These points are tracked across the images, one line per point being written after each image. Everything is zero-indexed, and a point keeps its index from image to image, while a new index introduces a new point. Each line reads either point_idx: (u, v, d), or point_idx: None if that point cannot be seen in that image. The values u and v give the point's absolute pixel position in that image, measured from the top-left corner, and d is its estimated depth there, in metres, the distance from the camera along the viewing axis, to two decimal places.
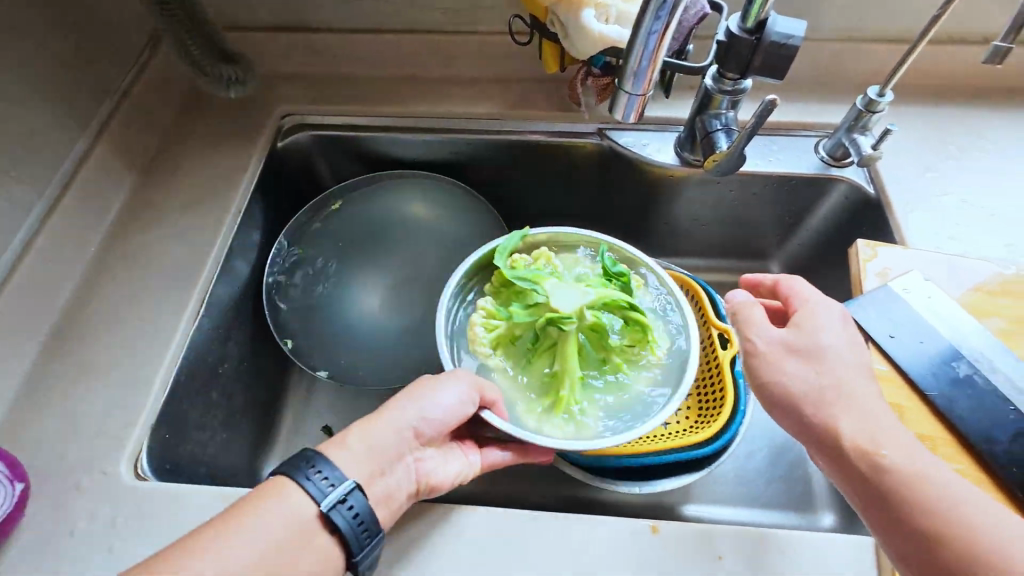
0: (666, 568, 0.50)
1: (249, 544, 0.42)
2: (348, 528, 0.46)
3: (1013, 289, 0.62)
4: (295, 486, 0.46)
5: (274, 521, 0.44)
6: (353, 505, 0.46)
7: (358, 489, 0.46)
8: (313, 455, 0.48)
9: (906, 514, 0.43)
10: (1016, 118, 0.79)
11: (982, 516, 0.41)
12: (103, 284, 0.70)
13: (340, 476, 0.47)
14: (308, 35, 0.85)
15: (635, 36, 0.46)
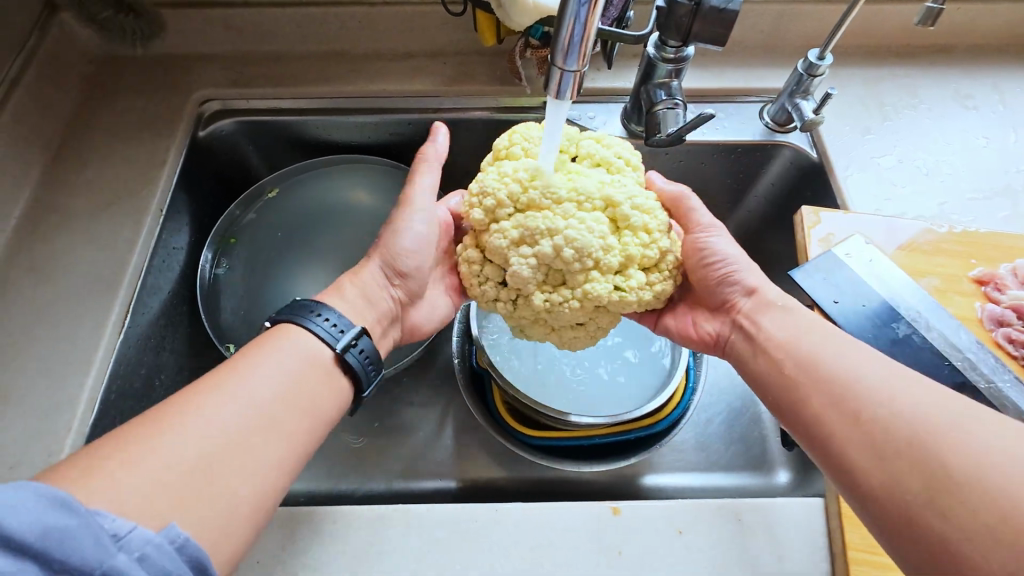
0: (628, 547, 0.51)
1: (248, 395, 0.44)
2: (359, 364, 0.51)
3: (946, 247, 0.64)
4: (305, 337, 0.50)
5: (286, 363, 0.47)
6: (363, 347, 0.51)
7: (365, 334, 0.52)
8: (314, 305, 0.52)
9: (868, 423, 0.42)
10: (947, 76, 0.81)
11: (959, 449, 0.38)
12: (10, 299, 0.64)
13: (346, 322, 0.51)
14: (223, 9, 0.78)
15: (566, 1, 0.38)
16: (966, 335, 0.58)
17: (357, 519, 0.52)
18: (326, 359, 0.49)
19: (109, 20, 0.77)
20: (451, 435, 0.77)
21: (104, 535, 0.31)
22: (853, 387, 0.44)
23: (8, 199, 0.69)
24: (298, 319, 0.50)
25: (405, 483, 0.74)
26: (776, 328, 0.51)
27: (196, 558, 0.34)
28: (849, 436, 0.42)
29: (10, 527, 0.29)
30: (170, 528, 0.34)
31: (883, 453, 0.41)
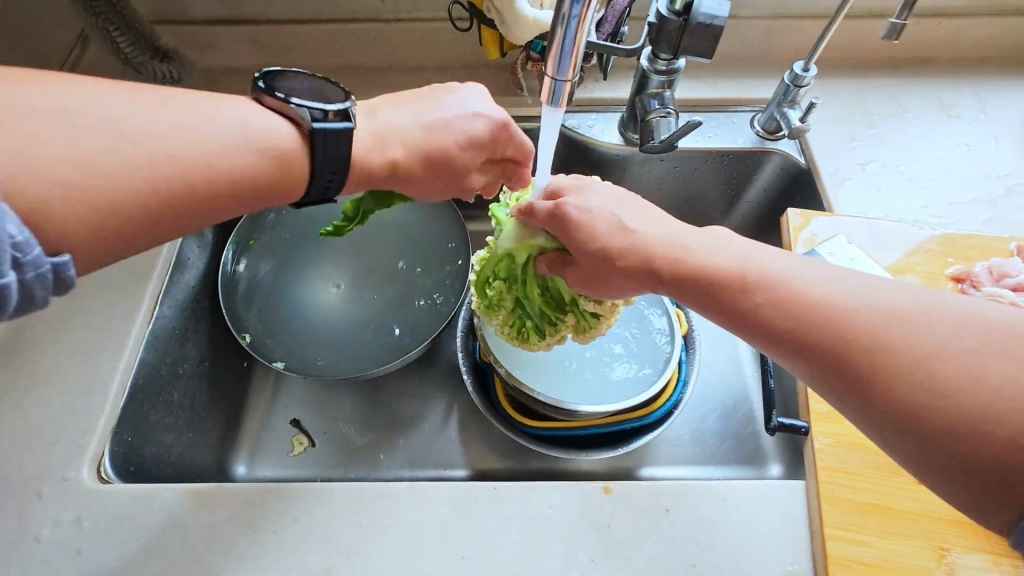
0: (618, 524, 0.54)
1: (194, 134, 0.39)
2: (321, 149, 0.45)
3: (926, 247, 0.67)
4: (285, 109, 0.45)
5: (246, 129, 0.42)
6: (333, 177, 0.47)
7: (340, 156, 0.46)
8: (306, 94, 0.46)
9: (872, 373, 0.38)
10: (930, 86, 0.84)
11: (975, 364, 0.35)
12: None
13: (342, 131, 0.45)
14: (247, 27, 0.84)
15: (558, 14, 0.42)
16: None
17: (367, 492, 0.56)
18: (283, 138, 0.44)
19: (145, 65, 0.79)
20: (454, 427, 0.81)
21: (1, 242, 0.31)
22: (852, 323, 0.39)
23: None
24: (289, 91, 0.46)
25: (410, 470, 0.78)
26: (770, 287, 0.44)
27: (64, 290, 0.35)
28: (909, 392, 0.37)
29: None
30: (60, 258, 0.34)
31: (947, 419, 0.35)
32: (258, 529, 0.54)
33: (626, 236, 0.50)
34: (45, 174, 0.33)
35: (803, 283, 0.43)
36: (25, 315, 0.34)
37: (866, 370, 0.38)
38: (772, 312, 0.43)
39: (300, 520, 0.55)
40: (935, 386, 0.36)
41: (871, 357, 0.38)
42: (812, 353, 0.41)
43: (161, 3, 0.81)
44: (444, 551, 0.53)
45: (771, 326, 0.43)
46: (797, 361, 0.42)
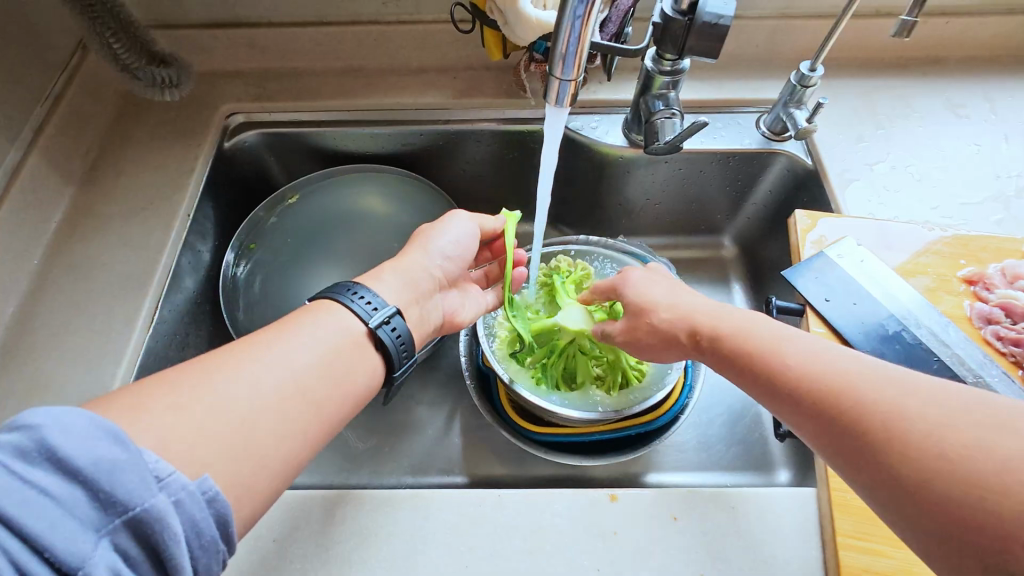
0: (625, 532, 0.53)
1: (286, 363, 0.42)
2: (393, 345, 0.49)
3: (936, 248, 0.66)
4: (340, 306, 0.48)
5: (322, 330, 0.46)
6: (396, 327, 0.49)
7: (398, 314, 0.50)
8: (351, 285, 0.51)
9: (877, 442, 0.36)
10: (939, 86, 0.83)
11: (999, 439, 0.32)
12: (49, 298, 0.69)
13: (381, 301, 0.50)
14: (249, 30, 0.83)
15: (562, 12, 0.42)
16: (955, 332, 0.60)
17: (370, 501, 0.55)
18: (358, 333, 0.48)
19: (144, 71, 0.76)
20: (458, 433, 0.80)
21: (148, 474, 0.31)
22: (865, 386, 0.38)
23: (49, 205, 0.74)
24: (336, 292, 0.49)
25: (414, 477, 0.77)
26: (783, 347, 0.44)
27: (222, 515, 0.34)
28: (872, 457, 0.36)
29: (66, 450, 0.29)
30: (204, 478, 0.34)
31: (956, 494, 0.32)
32: (258, 539, 0.53)
33: (652, 303, 0.57)
34: (161, 417, 0.35)
35: (817, 348, 0.43)
36: (206, 553, 0.33)
37: (870, 436, 0.36)
38: (779, 374, 0.43)
39: (300, 529, 0.54)
40: (903, 453, 0.35)
41: (879, 426, 0.36)
42: (818, 416, 0.40)
43: (163, 7, 0.81)
44: (447, 561, 0.52)
45: (780, 386, 0.43)
46: (806, 428, 0.41)
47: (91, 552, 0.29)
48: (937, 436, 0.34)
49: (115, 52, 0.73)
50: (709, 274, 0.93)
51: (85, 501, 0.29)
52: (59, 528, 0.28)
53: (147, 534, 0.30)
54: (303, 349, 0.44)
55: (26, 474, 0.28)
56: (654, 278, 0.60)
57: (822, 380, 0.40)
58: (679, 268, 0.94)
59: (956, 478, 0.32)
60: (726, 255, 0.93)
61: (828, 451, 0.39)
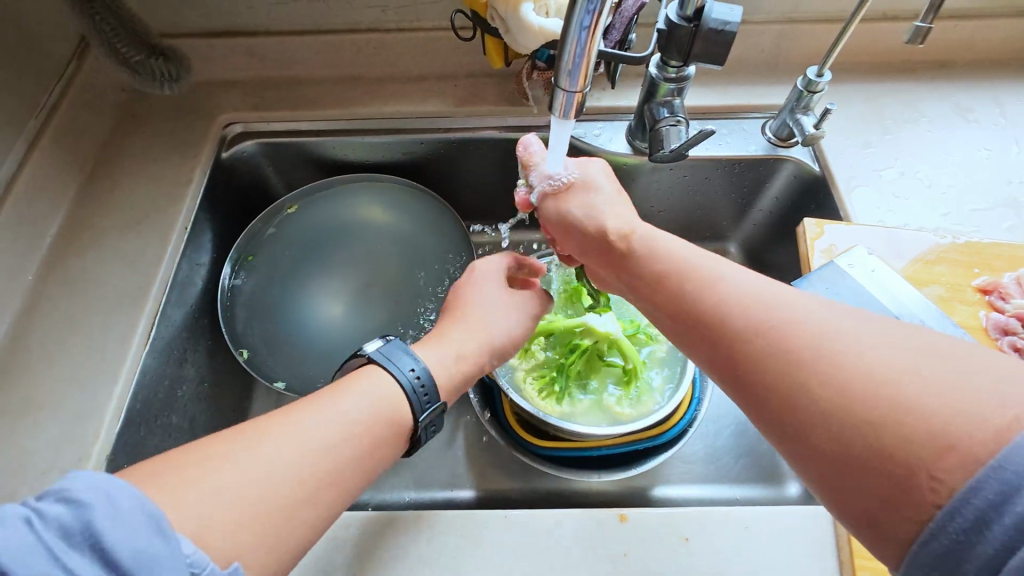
0: (634, 554, 0.52)
1: (308, 430, 0.41)
2: (416, 393, 0.48)
3: (949, 256, 0.65)
4: (382, 372, 0.48)
5: (363, 398, 0.45)
6: (422, 377, 0.48)
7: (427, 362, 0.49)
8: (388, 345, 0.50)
9: (760, 354, 0.39)
10: (947, 90, 0.82)
11: (861, 347, 0.35)
12: (45, 313, 0.67)
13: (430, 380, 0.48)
14: (246, 39, 0.82)
15: (568, 22, 0.40)
16: (969, 344, 0.58)
17: (373, 523, 0.53)
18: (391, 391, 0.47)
19: (143, 64, 0.76)
20: (462, 446, 0.79)
21: (185, 567, 0.32)
22: (752, 307, 0.41)
23: (44, 218, 0.72)
24: (385, 357, 0.49)
25: (417, 492, 0.76)
26: (685, 269, 0.47)
27: None
28: (776, 388, 0.37)
29: (109, 538, 0.30)
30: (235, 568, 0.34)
31: (816, 393, 0.35)
32: None
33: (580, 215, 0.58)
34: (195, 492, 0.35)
35: (716, 272, 0.46)
36: None
37: (752, 348, 0.39)
38: (681, 296, 0.46)
39: None
40: (781, 362, 0.37)
41: (760, 339, 0.39)
42: (708, 334, 0.43)
43: (160, 16, 0.80)
44: None
45: (679, 308, 0.46)
46: (698, 346, 0.44)
47: None
48: (848, 365, 0.35)
49: (116, 50, 0.73)
50: None
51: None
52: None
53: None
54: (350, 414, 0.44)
55: (64, 557, 0.29)
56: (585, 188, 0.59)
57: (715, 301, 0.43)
58: None
59: (857, 401, 0.33)
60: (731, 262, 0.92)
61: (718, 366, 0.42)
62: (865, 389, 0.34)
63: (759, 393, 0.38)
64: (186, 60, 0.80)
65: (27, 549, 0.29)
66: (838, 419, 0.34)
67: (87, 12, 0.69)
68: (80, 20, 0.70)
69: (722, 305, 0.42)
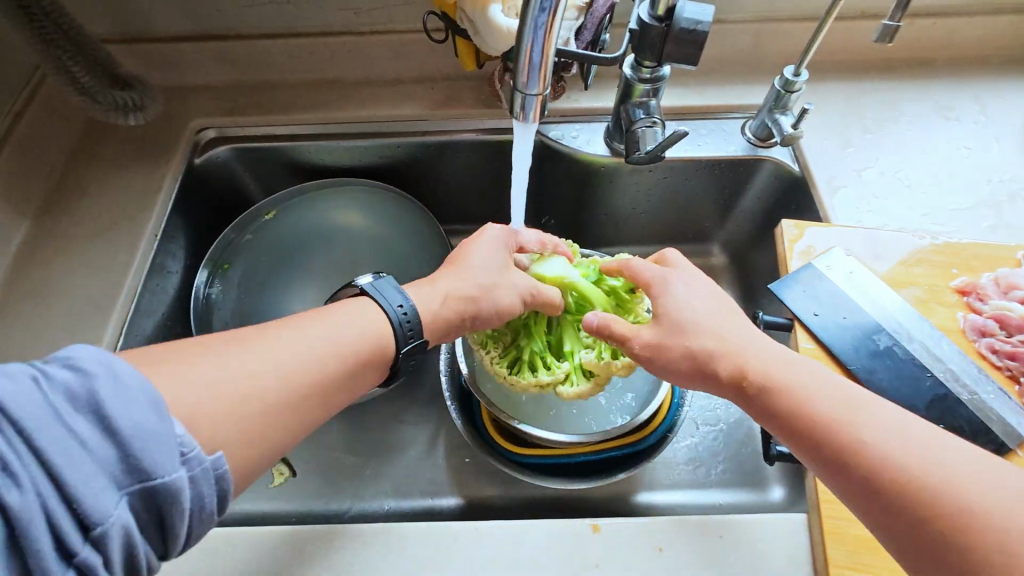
0: (608, 565, 0.50)
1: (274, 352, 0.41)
2: (400, 322, 0.49)
3: (928, 257, 0.64)
4: (373, 305, 0.49)
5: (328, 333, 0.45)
6: (404, 307, 0.50)
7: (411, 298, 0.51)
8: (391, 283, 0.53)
9: (855, 459, 0.40)
10: (927, 88, 0.82)
11: (962, 470, 0.38)
12: (9, 326, 0.66)
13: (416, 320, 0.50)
14: (217, 43, 0.81)
15: (523, 23, 0.39)
16: (948, 346, 0.57)
17: (342, 536, 0.52)
18: (369, 320, 0.48)
19: (105, 94, 0.73)
20: (442, 454, 0.78)
21: (177, 446, 0.32)
22: (845, 407, 0.43)
23: (10, 229, 0.71)
24: (376, 290, 0.50)
25: (395, 501, 0.74)
26: (765, 356, 0.48)
27: (227, 489, 0.35)
28: (874, 492, 0.39)
29: (111, 412, 0.30)
30: (219, 455, 0.35)
31: (920, 506, 0.37)
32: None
33: (681, 319, 0.51)
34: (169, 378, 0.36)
35: (790, 364, 0.47)
36: (202, 521, 0.34)
37: (843, 448, 0.41)
38: (761, 385, 0.46)
39: (267, 566, 0.51)
40: (878, 471, 0.39)
41: (854, 443, 0.41)
42: (792, 426, 0.44)
43: (129, 21, 0.78)
44: None
45: (755, 395, 0.46)
46: (779, 432, 0.45)
47: (111, 510, 0.30)
48: (957, 485, 0.37)
49: (75, 77, 0.70)
50: None
51: (112, 457, 0.30)
52: (88, 478, 0.29)
53: (163, 505, 0.32)
54: (331, 342, 0.45)
55: (70, 422, 0.30)
56: (689, 283, 0.54)
57: (799, 400, 0.44)
58: None
59: (959, 520, 0.36)
60: (715, 263, 0.91)
61: (807, 454, 0.43)
62: (969, 505, 0.36)
63: (873, 505, 0.39)
64: (151, 88, 0.79)
65: (33, 406, 0.29)
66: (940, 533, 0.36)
67: (41, 38, 0.66)
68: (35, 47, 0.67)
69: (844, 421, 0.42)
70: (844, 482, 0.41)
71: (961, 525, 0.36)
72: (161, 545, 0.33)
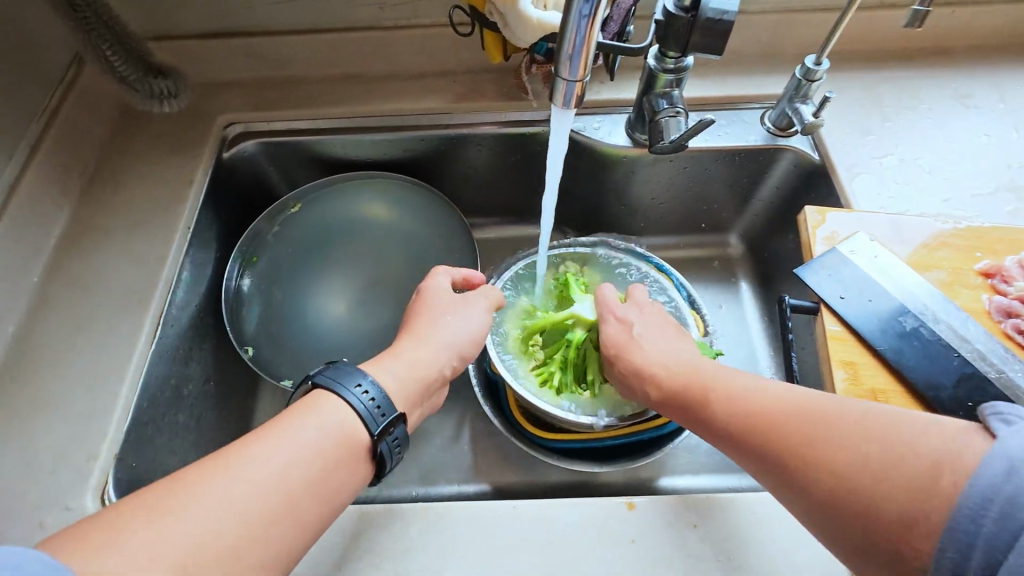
0: (644, 541, 0.52)
1: (236, 488, 0.39)
2: (368, 410, 0.47)
3: (951, 241, 0.65)
4: (340, 400, 0.47)
5: (300, 439, 0.43)
6: (370, 393, 0.48)
7: (371, 377, 0.49)
8: (352, 373, 0.49)
9: (752, 435, 0.47)
10: (946, 77, 0.82)
11: (843, 420, 0.42)
12: (50, 315, 0.68)
13: (386, 401, 0.48)
14: (245, 39, 0.82)
15: (568, 13, 0.40)
16: (973, 327, 0.58)
17: (383, 515, 0.54)
18: (338, 419, 0.46)
19: (142, 82, 0.79)
20: (468, 440, 0.79)
21: None
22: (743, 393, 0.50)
23: (48, 221, 0.73)
24: (335, 381, 0.48)
25: (423, 487, 0.76)
26: (680, 362, 0.58)
27: None
28: (776, 461, 0.44)
29: None
30: None
31: (806, 463, 0.42)
32: None
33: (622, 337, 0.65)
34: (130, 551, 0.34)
35: (704, 367, 0.56)
36: None
37: (745, 427, 0.47)
38: (681, 384, 0.56)
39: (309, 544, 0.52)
40: (768, 439, 0.45)
41: (749, 421, 0.47)
42: (705, 419, 0.52)
43: (159, 18, 0.80)
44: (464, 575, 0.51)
45: (678, 390, 0.56)
46: (699, 424, 0.53)
47: None
48: (835, 436, 0.42)
49: (112, 65, 0.75)
50: (714, 273, 0.92)
51: None
52: None
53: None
54: (309, 444, 0.43)
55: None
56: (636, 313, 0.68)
57: (710, 392, 0.52)
58: (685, 268, 0.92)
59: (848, 469, 0.40)
60: (733, 253, 0.92)
61: (723, 444, 0.50)
62: (848, 449, 0.41)
63: (772, 472, 0.45)
64: (185, 78, 0.84)
65: None
66: (834, 485, 0.40)
67: (83, 28, 0.71)
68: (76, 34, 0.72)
69: (727, 398, 0.50)
70: (755, 461, 0.46)
71: (846, 472, 0.40)
72: None
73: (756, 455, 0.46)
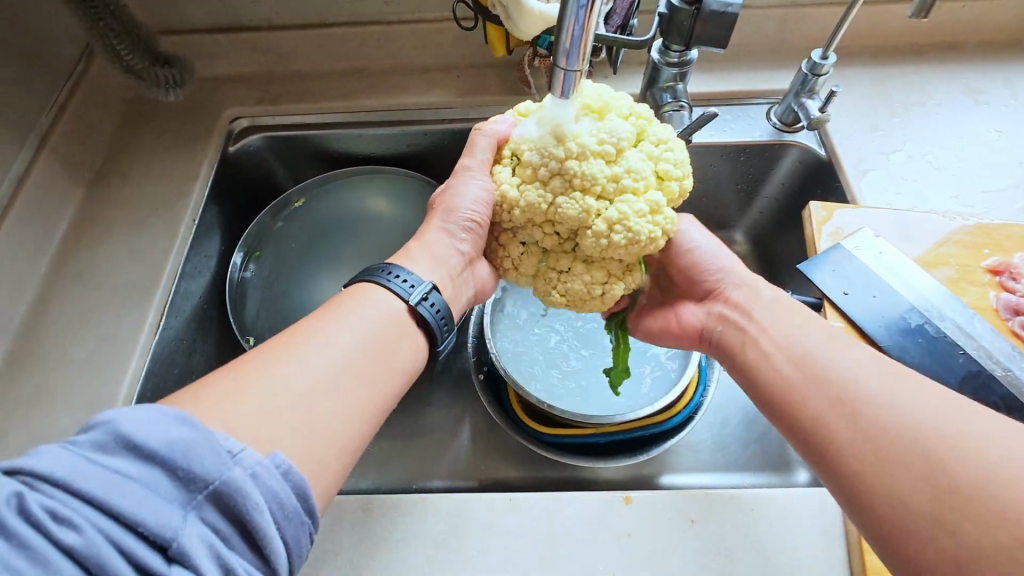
0: (640, 537, 0.51)
1: (274, 394, 0.39)
2: (431, 318, 0.50)
3: (958, 238, 0.64)
4: (381, 289, 0.49)
5: (335, 350, 0.43)
6: (433, 301, 0.50)
7: (435, 289, 0.51)
8: (387, 265, 0.51)
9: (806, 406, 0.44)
10: (956, 72, 0.81)
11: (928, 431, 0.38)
12: (57, 304, 0.69)
13: (418, 278, 0.51)
14: (251, 33, 0.83)
15: (564, 4, 0.40)
16: (980, 324, 0.58)
17: (380, 506, 0.54)
18: (390, 306, 0.48)
19: (148, 71, 0.79)
20: (467, 435, 0.79)
21: (221, 450, 0.33)
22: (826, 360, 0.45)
23: (56, 212, 0.74)
24: (373, 274, 0.50)
25: (423, 481, 0.76)
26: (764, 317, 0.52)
27: (301, 485, 0.35)
28: (823, 438, 0.42)
29: (139, 437, 0.31)
30: (277, 453, 0.35)
31: (863, 453, 0.39)
32: None
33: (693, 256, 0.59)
34: None
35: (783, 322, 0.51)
36: (292, 523, 0.35)
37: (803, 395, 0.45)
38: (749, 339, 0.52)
39: None
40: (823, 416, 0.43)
41: (809, 391, 0.44)
42: (761, 373, 0.49)
43: (167, 14, 0.81)
44: (459, 566, 0.51)
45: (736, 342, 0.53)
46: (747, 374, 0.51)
47: (181, 526, 0.30)
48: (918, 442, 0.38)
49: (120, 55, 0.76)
50: None
51: (163, 483, 0.31)
52: (158, 509, 0.30)
53: (229, 505, 0.32)
54: (352, 335, 0.45)
55: (103, 461, 0.30)
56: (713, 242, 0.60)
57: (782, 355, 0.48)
58: None
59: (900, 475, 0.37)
60: (738, 251, 0.91)
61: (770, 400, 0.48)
62: (916, 461, 0.37)
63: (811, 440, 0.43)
64: (191, 67, 0.83)
65: (67, 463, 0.29)
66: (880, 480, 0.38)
67: (91, 17, 0.71)
68: (84, 24, 0.72)
69: (797, 363, 0.47)
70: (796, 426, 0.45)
71: (898, 478, 0.37)
72: (263, 558, 0.33)
73: (791, 418, 0.45)
